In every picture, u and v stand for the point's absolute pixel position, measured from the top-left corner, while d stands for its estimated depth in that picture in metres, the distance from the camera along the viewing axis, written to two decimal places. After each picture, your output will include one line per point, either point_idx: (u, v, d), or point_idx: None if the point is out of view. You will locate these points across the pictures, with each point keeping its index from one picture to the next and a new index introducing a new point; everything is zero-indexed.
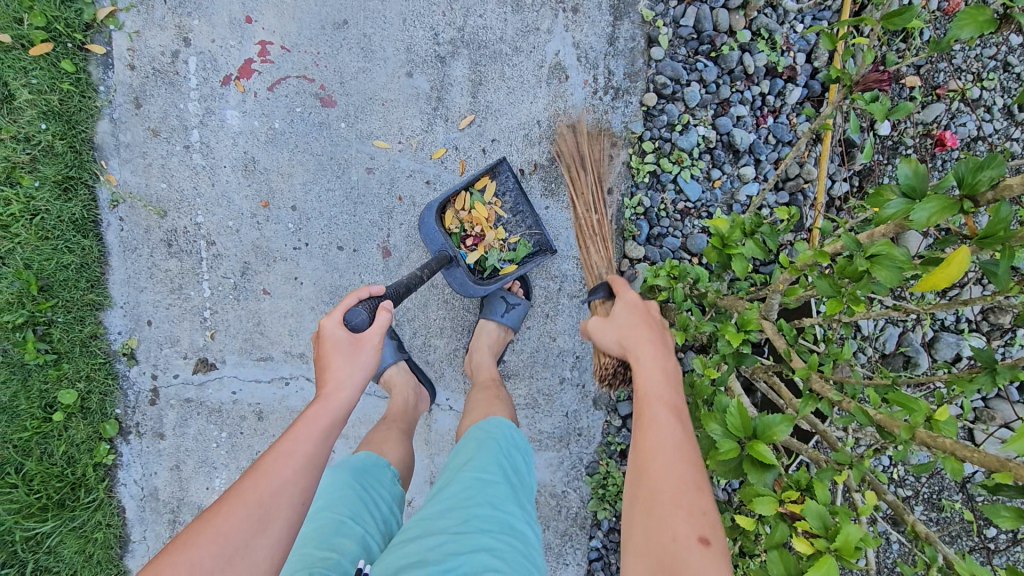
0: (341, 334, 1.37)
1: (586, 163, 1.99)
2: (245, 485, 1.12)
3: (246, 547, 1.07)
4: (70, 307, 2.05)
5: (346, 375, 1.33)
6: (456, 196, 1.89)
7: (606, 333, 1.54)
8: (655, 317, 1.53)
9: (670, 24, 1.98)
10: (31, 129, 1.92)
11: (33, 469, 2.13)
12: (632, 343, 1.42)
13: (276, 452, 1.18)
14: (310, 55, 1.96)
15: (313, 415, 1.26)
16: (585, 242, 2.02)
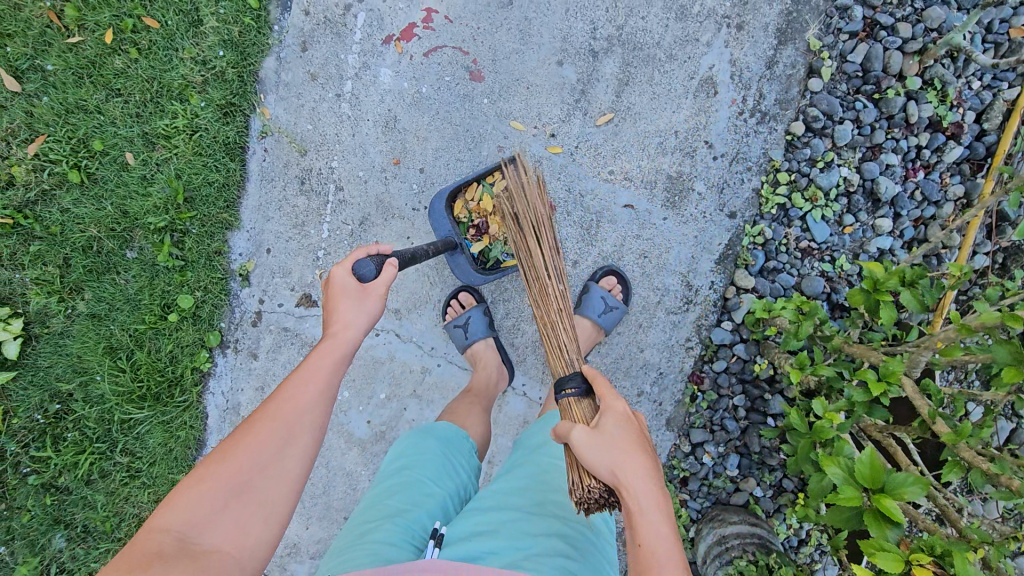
0: (348, 281, 1.40)
1: (531, 207, 1.56)
2: (264, 411, 1.20)
3: (273, 464, 1.17)
4: (205, 221, 2.22)
5: (353, 312, 1.37)
6: (467, 187, 1.98)
7: (592, 453, 1.21)
8: (638, 431, 1.26)
9: (836, 57, 1.89)
10: (209, 54, 2.11)
11: (142, 358, 2.34)
12: (623, 478, 1.16)
13: (294, 382, 1.25)
14: (470, 29, 2.02)
15: (324, 347, 1.32)
16: (538, 301, 1.58)
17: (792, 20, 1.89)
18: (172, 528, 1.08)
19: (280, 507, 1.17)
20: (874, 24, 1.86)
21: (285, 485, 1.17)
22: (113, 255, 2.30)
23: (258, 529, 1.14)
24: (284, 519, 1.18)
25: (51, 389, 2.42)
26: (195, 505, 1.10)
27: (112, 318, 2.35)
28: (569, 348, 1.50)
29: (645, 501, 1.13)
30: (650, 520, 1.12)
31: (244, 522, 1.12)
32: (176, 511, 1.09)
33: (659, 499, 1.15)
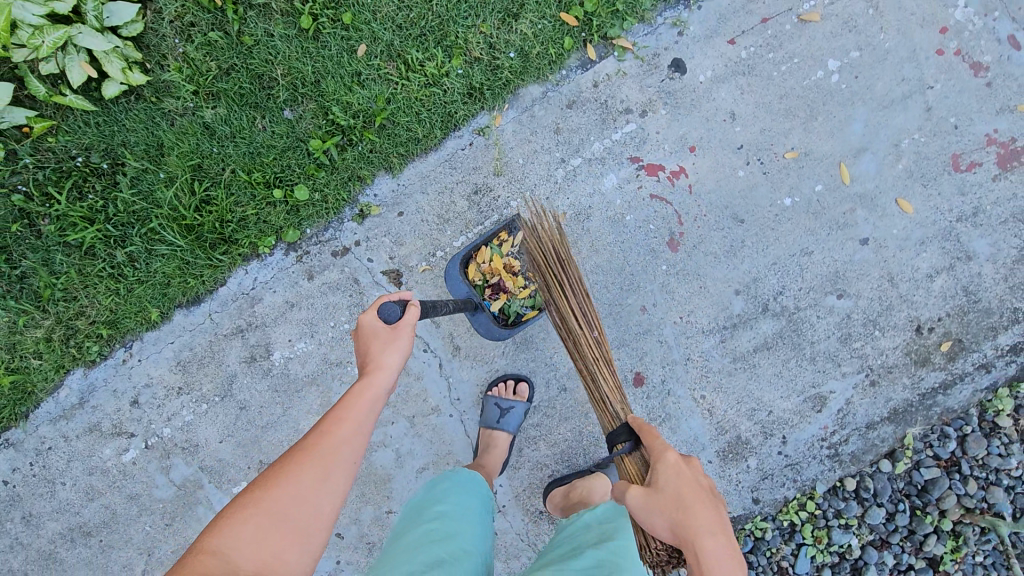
0: (378, 325, 1.37)
1: (556, 255, 2.01)
2: (303, 446, 1.20)
3: (308, 495, 1.14)
4: (375, 150, 2.18)
5: (388, 360, 1.32)
6: (478, 250, 2.15)
7: (653, 512, 1.34)
8: (701, 481, 1.37)
9: (913, 461, 2.11)
10: (500, 46, 2.11)
11: (216, 197, 2.24)
12: (688, 526, 1.26)
13: (334, 414, 1.25)
14: (697, 209, 2.11)
15: (358, 386, 1.30)
16: (591, 365, 1.94)
17: (908, 410, 2.10)
18: (215, 554, 1.07)
19: (314, 539, 1.14)
20: (955, 462, 2.10)
21: (317, 519, 1.14)
22: (273, 101, 2.22)
23: (293, 559, 1.11)
24: (319, 549, 1.15)
25: (111, 147, 2.29)
26: (238, 533, 1.09)
27: (223, 144, 2.25)
28: (614, 398, 1.89)
29: (718, 543, 1.23)
30: (718, 555, 1.21)
31: (279, 552, 1.10)
32: (224, 537, 1.09)
33: (715, 524, 1.26)
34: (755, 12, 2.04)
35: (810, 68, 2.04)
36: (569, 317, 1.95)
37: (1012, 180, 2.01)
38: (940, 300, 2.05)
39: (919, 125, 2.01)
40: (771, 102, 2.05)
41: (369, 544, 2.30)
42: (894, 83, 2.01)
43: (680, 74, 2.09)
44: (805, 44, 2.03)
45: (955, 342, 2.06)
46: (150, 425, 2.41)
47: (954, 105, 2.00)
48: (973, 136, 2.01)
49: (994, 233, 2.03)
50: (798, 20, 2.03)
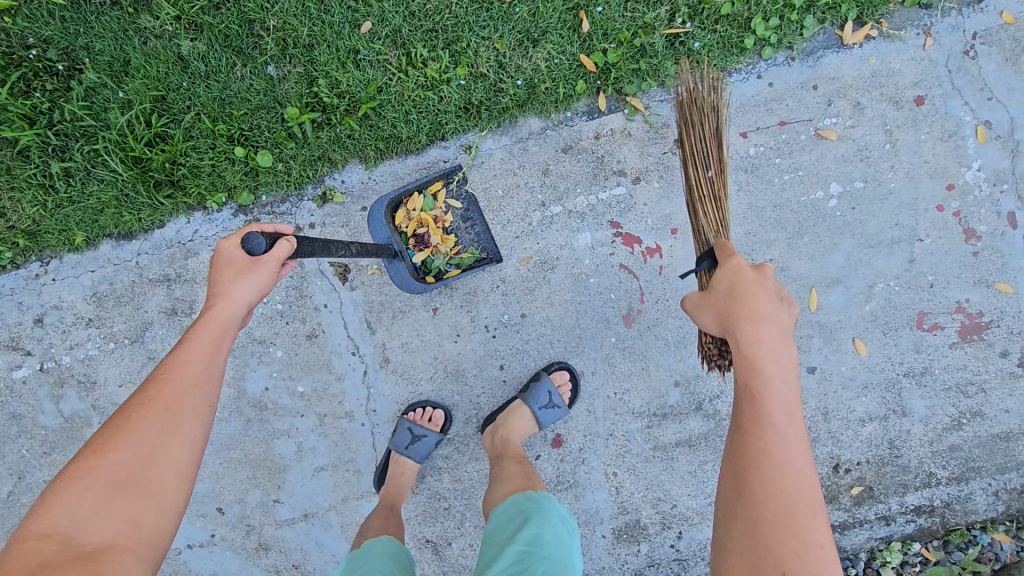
0: (234, 255, 1.27)
1: (712, 129, 1.74)
2: (144, 397, 1.14)
3: (157, 450, 1.10)
4: (353, 137, 2.04)
5: (236, 292, 1.24)
6: (410, 197, 2.04)
7: (704, 305, 1.43)
8: (758, 277, 1.41)
9: None
10: (511, 70, 1.98)
11: (173, 137, 2.07)
12: (739, 296, 1.36)
13: (173, 362, 1.19)
14: (661, 292, 2.05)
15: (204, 327, 1.23)
16: (696, 202, 1.73)
17: None
18: (52, 536, 0.99)
19: (173, 492, 1.10)
20: None
21: (175, 470, 1.11)
22: (258, 53, 2.04)
23: (152, 518, 1.07)
24: (183, 498, 1.12)
25: (73, 48, 2.08)
26: (75, 506, 1.02)
27: (194, 82, 2.07)
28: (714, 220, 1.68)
29: (757, 322, 1.30)
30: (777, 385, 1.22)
31: (134, 514, 1.05)
32: (60, 513, 1.01)
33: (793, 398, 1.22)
34: (775, 113, 1.98)
35: (811, 186, 2.00)
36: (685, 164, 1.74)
37: (966, 351, 2.02)
38: (864, 445, 2.06)
39: (896, 274, 2.00)
40: (765, 208, 2.00)
41: (248, 526, 2.20)
42: (887, 226, 1.99)
43: None
44: (815, 159, 1.99)
45: (865, 488, 2.08)
46: (49, 349, 2.23)
47: (935, 264, 2.00)
48: (944, 299, 2.00)
49: (933, 397, 2.04)
50: (814, 134, 1.99)
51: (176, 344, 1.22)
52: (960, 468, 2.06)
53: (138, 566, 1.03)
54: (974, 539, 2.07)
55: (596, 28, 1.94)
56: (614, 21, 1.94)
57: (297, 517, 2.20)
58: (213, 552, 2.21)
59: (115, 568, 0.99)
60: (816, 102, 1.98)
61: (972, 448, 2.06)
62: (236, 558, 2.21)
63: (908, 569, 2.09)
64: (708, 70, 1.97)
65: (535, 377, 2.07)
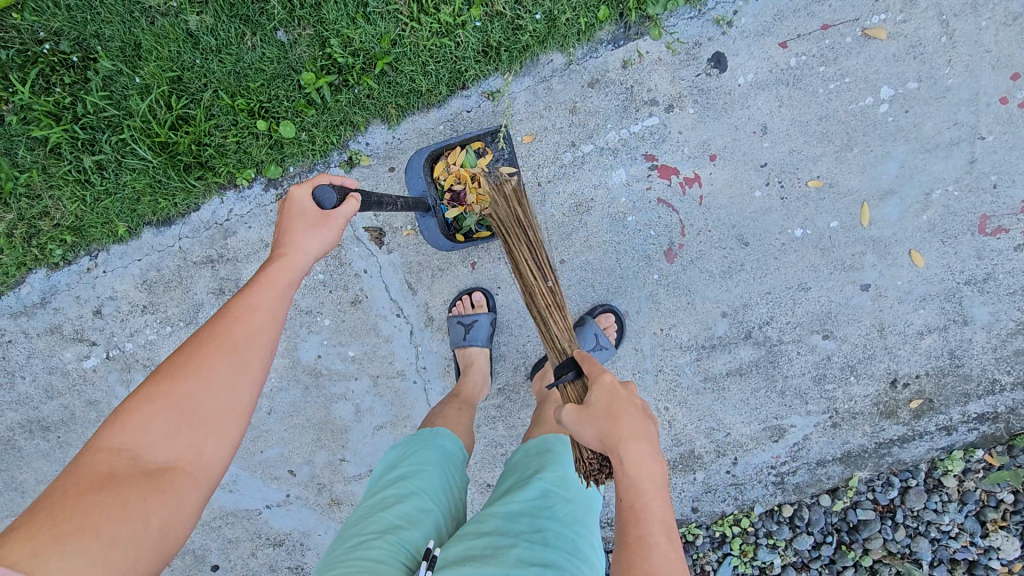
0: (306, 204, 1.33)
1: (520, 217, 1.68)
2: (211, 332, 1.14)
3: (224, 383, 1.10)
4: (372, 97, 1.98)
5: (307, 245, 1.29)
6: (451, 149, 2.01)
7: (579, 421, 1.27)
8: (638, 400, 1.27)
9: (851, 501, 2.18)
10: (527, 4, 1.87)
11: (195, 117, 2.05)
12: (613, 432, 1.20)
13: (242, 303, 1.19)
14: (702, 223, 1.99)
15: (274, 273, 1.26)
16: (543, 312, 1.63)
17: (861, 455, 2.13)
18: (121, 451, 1.02)
19: (231, 432, 1.10)
20: (890, 509, 2.17)
21: (237, 409, 1.11)
22: (265, 18, 1.97)
23: (211, 451, 1.08)
24: (238, 438, 1.12)
25: (83, 37, 2.05)
26: (147, 426, 1.04)
27: (207, 57, 2.03)
28: (563, 338, 1.58)
29: (644, 465, 1.17)
30: (641, 468, 1.16)
31: (196, 443, 1.07)
32: (128, 432, 1.03)
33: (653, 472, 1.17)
34: (816, 16, 1.85)
35: (859, 93, 1.87)
36: (527, 277, 1.65)
37: None
38: (923, 358, 2.02)
39: (956, 177, 1.89)
40: (809, 122, 1.90)
41: (320, 484, 2.33)
42: (945, 126, 1.87)
43: (719, 71, 1.90)
44: (862, 63, 1.86)
45: (925, 401, 2.06)
46: (112, 337, 2.33)
47: (999, 163, 1.88)
48: (1008, 200, 1.90)
49: (997, 303, 1.97)
50: (861, 34, 1.85)
51: (244, 288, 1.23)
52: None
53: (192, 497, 1.04)
54: None
55: None
56: None
57: (364, 473, 2.31)
58: (291, 510, 2.35)
59: (173, 492, 1.02)
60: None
61: None
62: (313, 514, 2.35)
63: (971, 476, 2.12)
64: None
65: (579, 322, 2.04)
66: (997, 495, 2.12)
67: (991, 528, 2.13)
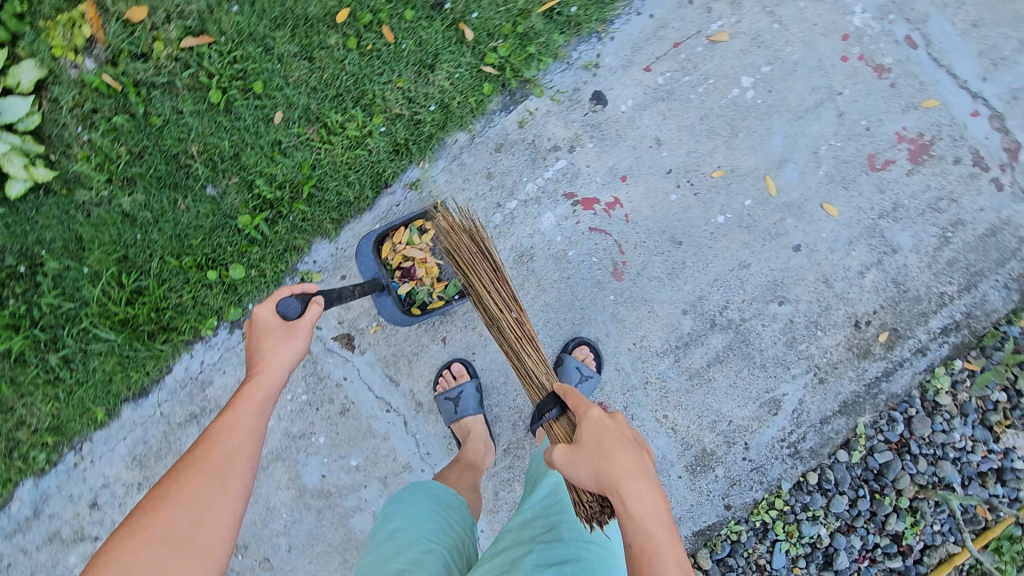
0: (271, 321, 1.40)
1: (470, 238, 1.78)
2: (192, 457, 1.20)
3: (207, 503, 1.15)
4: (308, 219, 2.11)
5: (277, 358, 1.36)
6: (395, 230, 2.09)
7: (576, 462, 1.34)
8: (626, 432, 1.37)
9: (867, 448, 2.23)
10: (419, 100, 2.05)
11: (149, 288, 2.14)
12: (609, 477, 1.27)
13: (221, 424, 1.26)
14: (635, 238, 2.15)
15: (249, 392, 1.31)
16: (516, 345, 1.76)
17: (856, 401, 2.21)
18: None
19: (218, 548, 1.14)
20: (904, 444, 2.23)
21: (221, 527, 1.15)
22: (192, 179, 2.11)
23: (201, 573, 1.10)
24: (227, 554, 1.15)
25: (26, 247, 2.15)
26: (134, 558, 1.08)
27: (146, 230, 2.13)
28: (540, 370, 1.71)
29: (645, 504, 1.23)
30: (641, 499, 1.23)
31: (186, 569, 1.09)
32: (116, 566, 1.07)
33: (655, 498, 1.25)
34: (666, 39, 2.09)
35: (726, 88, 2.11)
36: (496, 310, 1.77)
37: (925, 173, 2.14)
38: (873, 294, 2.17)
39: (833, 132, 2.12)
40: (693, 124, 2.12)
41: None
42: (807, 94, 2.11)
43: (602, 106, 2.12)
44: (718, 63, 2.10)
45: (891, 332, 2.19)
46: (113, 526, 2.28)
47: (864, 110, 2.11)
48: (885, 136, 2.12)
49: (913, 226, 2.15)
50: (708, 42, 2.10)
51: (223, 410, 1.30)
52: (964, 278, 2.17)
53: None
54: (1006, 335, 2.18)
55: (479, 32, 2.04)
56: (491, 19, 2.03)
57: None
58: None
59: None
60: (699, 13, 2.09)
61: (967, 256, 2.17)
62: None
63: (961, 387, 2.21)
64: (591, 27, 2.08)
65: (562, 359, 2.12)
66: (992, 397, 2.21)
67: (999, 430, 2.21)
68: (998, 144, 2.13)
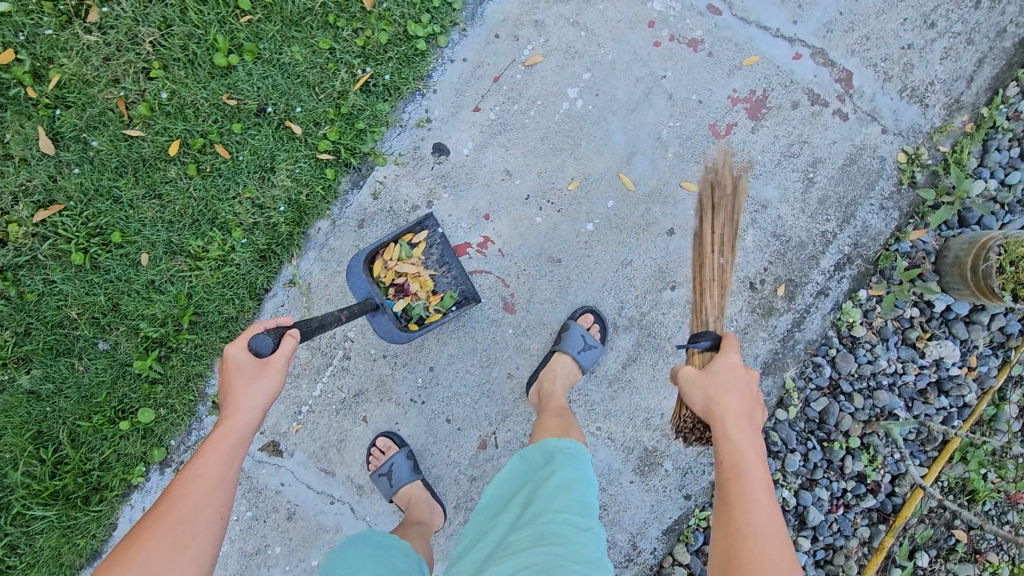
0: (240, 362, 1.49)
1: (729, 200, 2.15)
2: (156, 514, 1.31)
3: (176, 552, 1.26)
4: (200, 345, 2.13)
5: (247, 399, 1.47)
6: (385, 247, 2.11)
7: (693, 387, 1.55)
8: (752, 382, 1.53)
9: (802, 400, 2.23)
10: (269, 204, 2.10)
11: (69, 456, 2.15)
12: (719, 405, 1.47)
13: (186, 477, 1.37)
14: (516, 268, 2.19)
15: (217, 443, 1.44)
16: (703, 285, 2.10)
17: (776, 359, 2.22)
18: None
19: None
20: (836, 386, 2.23)
21: (192, 569, 1.26)
22: (81, 340, 2.15)
23: None
24: None
25: None
26: None
27: (53, 401, 2.16)
28: (710, 289, 2.08)
29: (746, 441, 1.38)
30: (741, 438, 1.39)
31: None
32: None
33: (749, 446, 1.39)
34: (484, 76, 2.15)
35: (555, 104, 2.16)
36: (706, 251, 2.11)
37: (769, 126, 2.17)
38: (757, 253, 2.20)
39: (669, 114, 2.16)
40: (536, 146, 2.17)
41: None
42: (632, 86, 2.16)
43: (445, 155, 2.17)
44: (541, 83, 2.16)
45: (787, 284, 2.21)
46: None
47: (691, 84, 2.16)
48: (718, 103, 2.16)
49: (774, 178, 2.19)
50: (524, 67, 2.16)
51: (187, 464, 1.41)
52: (839, 212, 2.20)
53: None
54: (898, 253, 2.21)
55: (307, 124, 2.10)
56: (315, 110, 2.10)
57: None
58: None
59: None
60: (507, 43, 2.15)
61: (835, 190, 2.19)
62: None
63: (873, 315, 2.22)
64: (412, 88, 2.12)
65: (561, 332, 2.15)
66: (905, 315, 2.22)
67: (922, 345, 2.22)
68: (829, 78, 2.17)
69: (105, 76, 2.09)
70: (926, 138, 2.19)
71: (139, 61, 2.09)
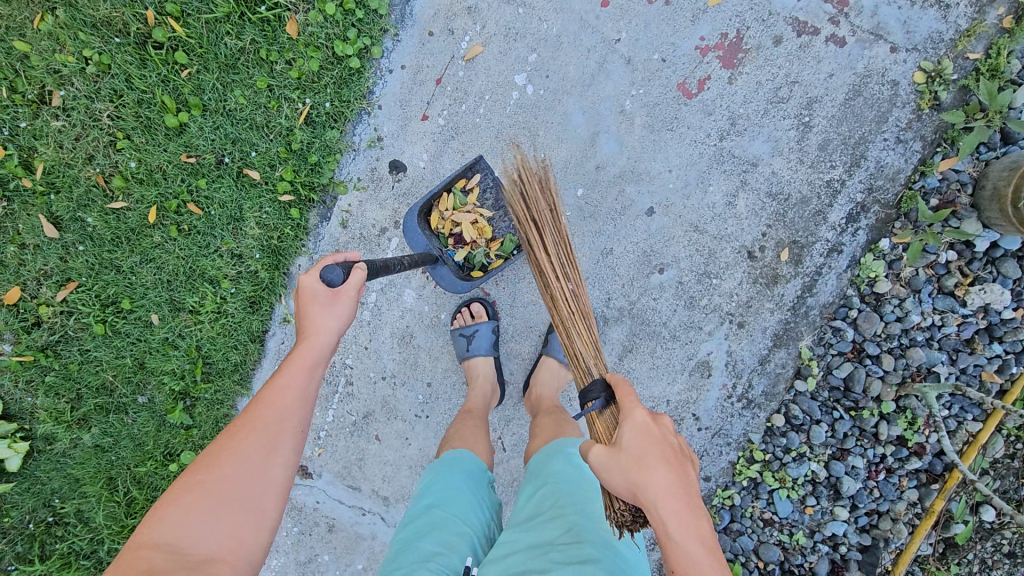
0: (316, 288, 1.33)
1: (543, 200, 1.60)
2: (243, 418, 1.20)
3: (254, 470, 1.15)
4: (219, 390, 2.28)
5: (321, 324, 1.31)
6: (439, 199, 1.94)
7: (613, 472, 1.18)
8: (671, 440, 1.18)
9: (822, 368, 2.03)
10: (246, 253, 2.17)
11: (138, 496, 2.33)
12: (641, 491, 1.11)
13: (271, 385, 1.25)
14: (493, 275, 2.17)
15: (297, 357, 1.29)
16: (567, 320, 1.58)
17: (788, 328, 2.02)
18: (163, 543, 1.04)
19: (271, 512, 1.16)
20: (861, 349, 2.00)
21: (270, 494, 1.16)
22: (124, 397, 2.32)
23: (250, 538, 1.12)
24: (273, 526, 1.16)
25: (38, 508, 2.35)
26: (191, 516, 1.08)
27: (116, 451, 2.34)
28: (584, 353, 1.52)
29: (686, 528, 1.06)
30: (682, 529, 1.06)
31: (237, 531, 1.10)
32: (168, 520, 1.06)
33: (699, 528, 1.07)
34: (426, 80, 2.06)
35: (505, 96, 2.03)
36: (552, 273, 1.58)
37: (748, 72, 1.93)
38: (753, 218, 1.98)
39: (630, 82, 1.97)
40: (492, 143, 2.05)
41: None
42: (585, 61, 1.99)
43: (403, 171, 2.11)
44: (486, 76, 2.04)
45: (791, 247, 1.98)
46: None
47: (650, 44, 1.96)
48: (684, 59, 1.95)
49: (763, 131, 1.94)
50: (465, 62, 2.05)
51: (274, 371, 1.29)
52: (846, 155, 1.92)
53: None
54: (925, 191, 1.90)
55: (263, 167, 2.11)
56: (269, 151, 2.10)
57: None
58: None
59: None
60: (443, 41, 2.05)
61: (837, 131, 1.91)
62: None
63: (899, 266, 1.94)
64: (355, 109, 2.08)
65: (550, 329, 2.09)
66: (940, 261, 1.93)
67: (961, 293, 1.93)
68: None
69: (80, 156, 2.20)
70: (947, 48, 1.84)
71: (104, 135, 2.17)
